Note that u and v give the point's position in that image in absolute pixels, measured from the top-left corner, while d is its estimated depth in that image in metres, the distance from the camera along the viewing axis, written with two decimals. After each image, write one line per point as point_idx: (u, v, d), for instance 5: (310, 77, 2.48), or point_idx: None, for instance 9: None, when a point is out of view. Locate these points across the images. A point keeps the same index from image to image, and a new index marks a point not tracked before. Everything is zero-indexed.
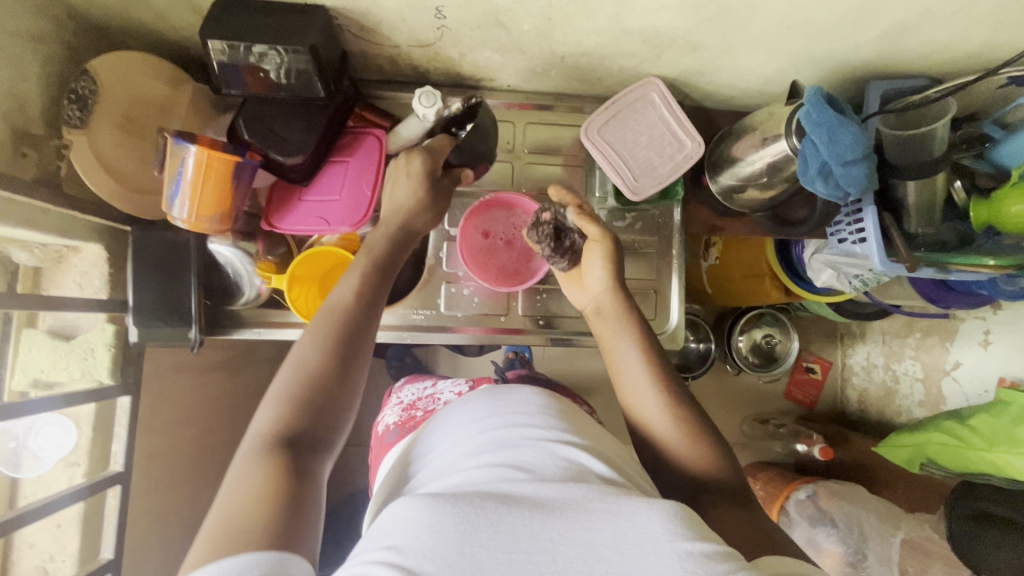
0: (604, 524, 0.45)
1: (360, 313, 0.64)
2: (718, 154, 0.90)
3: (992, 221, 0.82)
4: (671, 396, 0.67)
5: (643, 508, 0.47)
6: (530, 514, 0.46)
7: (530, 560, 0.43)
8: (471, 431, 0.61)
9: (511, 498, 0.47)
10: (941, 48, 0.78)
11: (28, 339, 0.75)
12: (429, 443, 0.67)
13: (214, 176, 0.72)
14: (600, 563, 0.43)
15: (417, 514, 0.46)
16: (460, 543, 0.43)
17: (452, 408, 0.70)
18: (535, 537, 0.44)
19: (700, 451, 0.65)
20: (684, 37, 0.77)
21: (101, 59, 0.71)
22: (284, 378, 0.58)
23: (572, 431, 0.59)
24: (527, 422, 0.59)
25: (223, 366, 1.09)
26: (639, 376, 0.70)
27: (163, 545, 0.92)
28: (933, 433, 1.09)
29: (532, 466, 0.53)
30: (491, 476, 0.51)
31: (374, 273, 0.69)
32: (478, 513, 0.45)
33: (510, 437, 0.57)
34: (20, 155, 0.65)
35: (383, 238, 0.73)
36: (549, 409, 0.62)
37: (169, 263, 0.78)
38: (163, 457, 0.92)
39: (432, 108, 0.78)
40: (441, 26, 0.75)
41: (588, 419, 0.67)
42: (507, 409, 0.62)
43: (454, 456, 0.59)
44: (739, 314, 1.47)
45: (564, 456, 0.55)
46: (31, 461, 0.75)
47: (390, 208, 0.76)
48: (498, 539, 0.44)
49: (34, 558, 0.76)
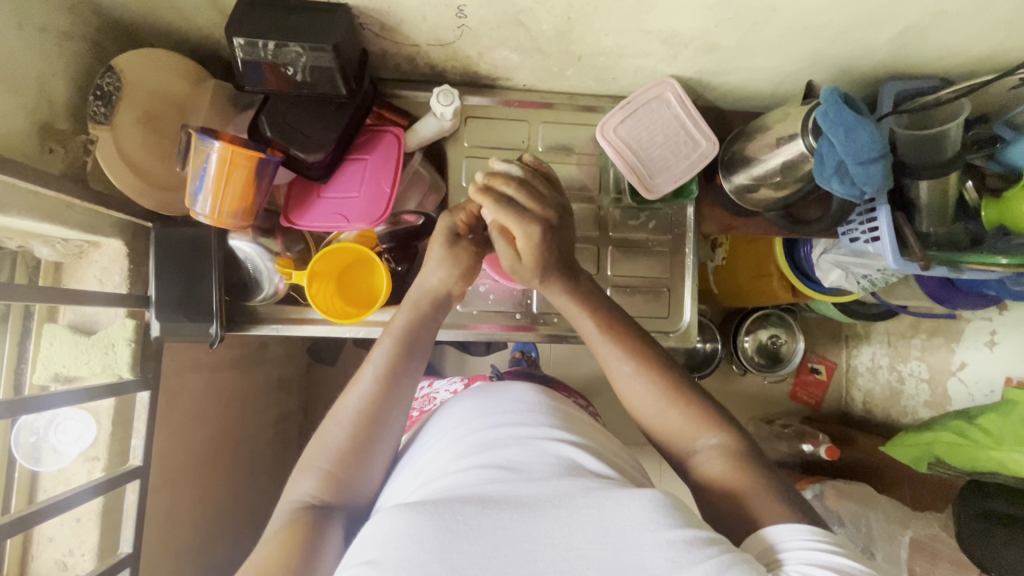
0: (584, 520, 0.46)
1: (383, 392, 0.66)
2: (732, 153, 0.91)
3: (1003, 221, 0.84)
4: (654, 372, 0.68)
5: (624, 498, 0.48)
6: (509, 516, 0.46)
7: (510, 563, 0.44)
8: (461, 434, 0.61)
9: (491, 501, 0.48)
10: (954, 50, 0.79)
11: (49, 334, 0.76)
12: (423, 444, 0.68)
13: (237, 172, 0.73)
14: (580, 559, 0.44)
15: (398, 524, 0.46)
16: (439, 551, 0.44)
17: (448, 407, 0.71)
18: (514, 540, 0.45)
19: (686, 412, 0.66)
20: (702, 37, 0.78)
21: (126, 56, 0.72)
22: (315, 455, 0.64)
23: (563, 429, 0.60)
24: (513, 423, 0.60)
25: (236, 364, 1.09)
26: (608, 351, 0.70)
27: (178, 540, 0.92)
28: (942, 432, 1.09)
29: (517, 465, 0.53)
30: (475, 478, 0.52)
31: (401, 353, 0.70)
32: (459, 519, 0.46)
33: (494, 438, 0.58)
34: (48, 150, 0.67)
35: (411, 316, 0.73)
36: (536, 408, 0.63)
37: (191, 258, 0.78)
38: (178, 453, 0.92)
39: (450, 106, 0.83)
40: (461, 25, 0.76)
41: (606, 434, 0.68)
42: (496, 412, 0.62)
43: (442, 460, 0.59)
44: (746, 314, 1.47)
45: (552, 453, 0.55)
46: (50, 455, 0.77)
47: (419, 284, 0.76)
48: (476, 544, 0.44)
49: (55, 551, 0.78)
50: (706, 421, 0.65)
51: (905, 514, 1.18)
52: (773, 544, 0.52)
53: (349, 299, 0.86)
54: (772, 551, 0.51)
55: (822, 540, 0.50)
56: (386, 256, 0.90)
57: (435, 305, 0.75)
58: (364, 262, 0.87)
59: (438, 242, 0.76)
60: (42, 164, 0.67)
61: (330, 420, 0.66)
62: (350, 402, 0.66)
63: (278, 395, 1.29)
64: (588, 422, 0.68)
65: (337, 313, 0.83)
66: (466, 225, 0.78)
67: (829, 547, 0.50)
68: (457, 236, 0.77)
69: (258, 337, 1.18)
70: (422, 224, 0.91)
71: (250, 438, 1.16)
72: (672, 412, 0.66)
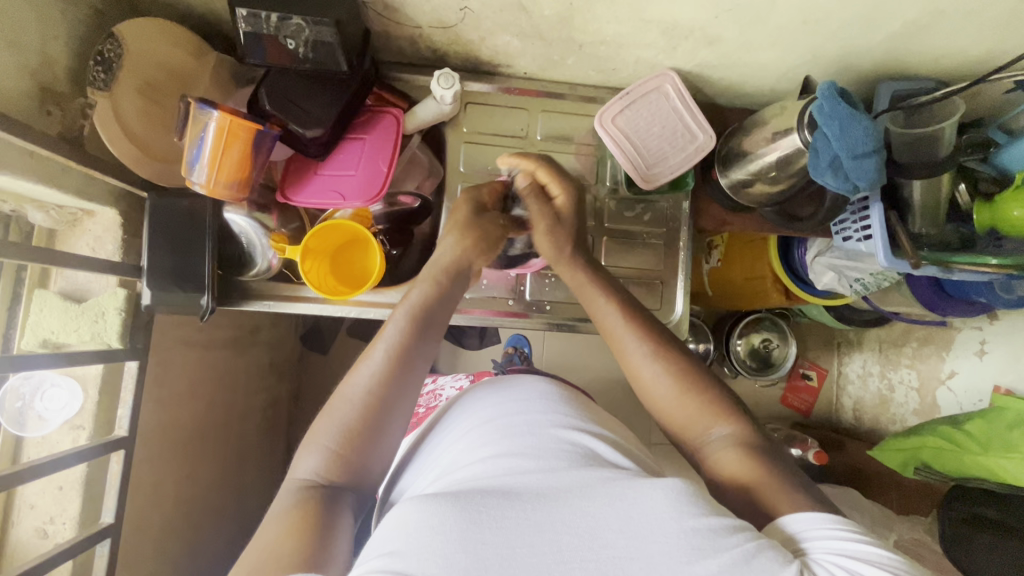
0: (607, 509, 0.46)
1: (394, 369, 0.66)
2: (729, 149, 0.91)
3: (995, 224, 0.83)
4: (671, 356, 0.70)
5: (645, 487, 0.48)
6: (531, 506, 0.46)
7: (534, 553, 0.43)
8: (475, 429, 0.61)
9: (512, 493, 0.48)
10: (950, 52, 0.80)
11: (40, 300, 0.76)
12: (439, 438, 0.68)
13: (235, 142, 0.73)
14: (606, 548, 0.44)
15: (421, 514, 0.46)
16: (463, 541, 0.44)
17: (462, 402, 0.71)
18: (537, 530, 0.45)
19: (695, 397, 0.67)
20: (702, 29, 0.78)
21: (129, 23, 0.72)
22: (323, 432, 0.63)
23: (577, 421, 0.60)
24: (529, 412, 0.60)
25: (228, 344, 1.09)
26: (623, 335, 0.73)
27: (161, 516, 0.92)
28: (928, 437, 1.09)
29: (534, 453, 0.53)
30: (494, 470, 0.52)
31: (415, 324, 0.69)
32: (481, 510, 0.46)
33: (513, 427, 0.58)
34: (46, 112, 0.68)
35: (427, 281, 0.73)
36: (550, 399, 0.64)
37: (187, 229, 0.79)
38: (165, 427, 0.91)
39: (449, 90, 0.83)
40: (464, 7, 0.76)
41: (617, 423, 0.68)
42: (510, 402, 0.63)
43: (458, 451, 0.59)
44: (740, 317, 1.48)
45: (567, 441, 0.56)
46: (35, 422, 0.76)
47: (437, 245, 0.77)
48: (500, 534, 0.44)
49: (36, 519, 0.77)
50: (721, 412, 0.66)
51: (890, 518, 1.18)
52: (794, 533, 0.52)
53: (342, 279, 0.86)
54: (794, 540, 0.52)
55: (854, 530, 0.50)
56: (382, 237, 0.93)
57: (455, 276, 0.75)
58: (360, 242, 0.88)
59: (465, 207, 0.78)
60: (38, 125, 0.67)
61: (338, 396, 0.66)
62: (356, 380, 0.66)
63: (268, 380, 1.28)
64: (610, 417, 0.68)
65: (330, 289, 0.83)
66: (491, 201, 0.81)
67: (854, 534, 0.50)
68: (483, 209, 0.79)
69: (250, 319, 1.18)
70: (416, 207, 0.93)
71: (238, 420, 1.15)
72: (683, 395, 0.68)
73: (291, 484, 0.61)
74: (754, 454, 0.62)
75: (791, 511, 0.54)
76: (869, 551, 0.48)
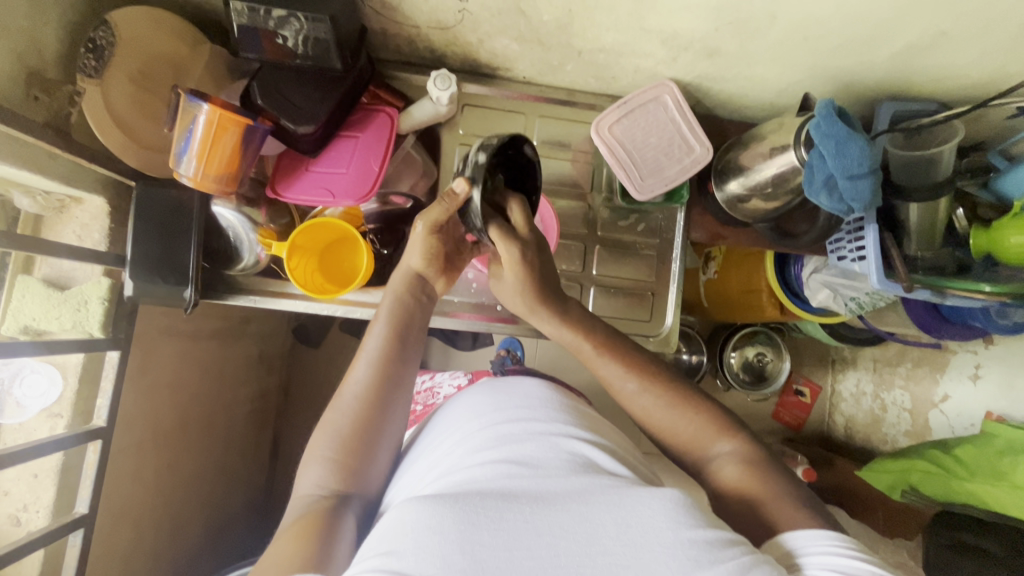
0: (604, 515, 0.45)
1: (381, 376, 0.67)
2: (725, 162, 0.89)
3: (991, 250, 0.81)
4: (650, 379, 0.70)
5: (643, 496, 0.47)
6: (530, 510, 0.46)
7: (533, 556, 0.43)
8: (473, 429, 0.60)
9: (510, 495, 0.47)
10: (952, 74, 0.79)
11: (22, 286, 0.75)
12: (433, 441, 0.67)
13: (224, 135, 0.73)
14: (603, 554, 0.43)
15: (418, 514, 0.45)
16: (460, 542, 0.43)
17: (453, 405, 0.71)
18: (535, 533, 0.44)
19: (697, 415, 0.67)
20: (701, 41, 0.78)
21: (121, 11, 0.74)
22: (321, 443, 0.65)
23: (575, 427, 0.59)
24: (529, 418, 0.59)
25: (215, 335, 1.08)
26: (611, 372, 0.71)
27: (137, 507, 0.90)
28: (918, 460, 1.06)
29: (533, 460, 0.52)
30: (491, 473, 0.51)
31: (397, 328, 0.71)
32: (480, 512, 0.45)
33: (511, 434, 0.57)
34: (33, 97, 0.68)
35: (393, 299, 0.73)
36: (548, 405, 0.62)
37: (174, 221, 0.78)
38: (146, 418, 0.90)
39: (446, 91, 0.83)
40: (463, 8, 0.76)
41: (614, 429, 0.67)
42: (509, 406, 0.62)
43: (455, 454, 0.58)
44: (734, 329, 1.47)
45: (565, 450, 0.54)
46: (13, 408, 0.76)
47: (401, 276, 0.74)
48: (498, 536, 0.44)
49: (9, 506, 0.77)
50: (723, 426, 0.66)
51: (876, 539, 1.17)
52: (790, 548, 0.53)
53: (330, 277, 0.86)
54: (789, 555, 0.52)
55: (843, 547, 0.51)
56: (373, 236, 0.91)
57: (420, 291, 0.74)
58: (346, 238, 0.87)
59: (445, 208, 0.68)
60: (25, 111, 0.67)
61: (332, 409, 0.67)
62: (347, 389, 0.67)
63: (257, 372, 1.27)
64: (600, 421, 0.67)
65: (315, 287, 0.83)
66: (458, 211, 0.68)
67: (844, 551, 0.50)
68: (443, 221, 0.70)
69: (240, 310, 1.17)
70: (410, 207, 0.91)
71: (224, 413, 1.14)
72: (681, 417, 0.67)
73: (299, 498, 0.62)
74: (765, 470, 0.61)
75: (794, 526, 0.55)
76: (865, 568, 0.48)
